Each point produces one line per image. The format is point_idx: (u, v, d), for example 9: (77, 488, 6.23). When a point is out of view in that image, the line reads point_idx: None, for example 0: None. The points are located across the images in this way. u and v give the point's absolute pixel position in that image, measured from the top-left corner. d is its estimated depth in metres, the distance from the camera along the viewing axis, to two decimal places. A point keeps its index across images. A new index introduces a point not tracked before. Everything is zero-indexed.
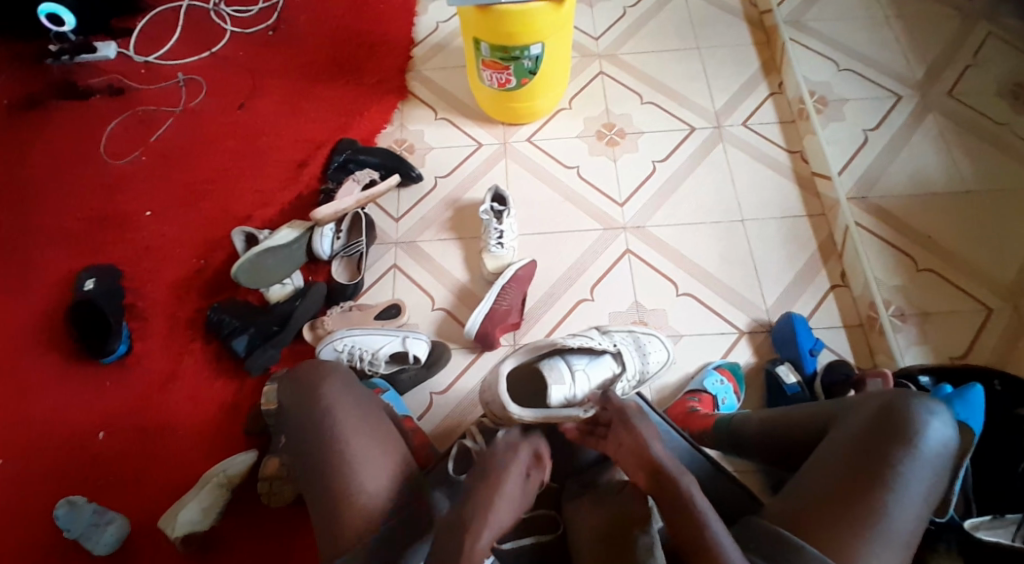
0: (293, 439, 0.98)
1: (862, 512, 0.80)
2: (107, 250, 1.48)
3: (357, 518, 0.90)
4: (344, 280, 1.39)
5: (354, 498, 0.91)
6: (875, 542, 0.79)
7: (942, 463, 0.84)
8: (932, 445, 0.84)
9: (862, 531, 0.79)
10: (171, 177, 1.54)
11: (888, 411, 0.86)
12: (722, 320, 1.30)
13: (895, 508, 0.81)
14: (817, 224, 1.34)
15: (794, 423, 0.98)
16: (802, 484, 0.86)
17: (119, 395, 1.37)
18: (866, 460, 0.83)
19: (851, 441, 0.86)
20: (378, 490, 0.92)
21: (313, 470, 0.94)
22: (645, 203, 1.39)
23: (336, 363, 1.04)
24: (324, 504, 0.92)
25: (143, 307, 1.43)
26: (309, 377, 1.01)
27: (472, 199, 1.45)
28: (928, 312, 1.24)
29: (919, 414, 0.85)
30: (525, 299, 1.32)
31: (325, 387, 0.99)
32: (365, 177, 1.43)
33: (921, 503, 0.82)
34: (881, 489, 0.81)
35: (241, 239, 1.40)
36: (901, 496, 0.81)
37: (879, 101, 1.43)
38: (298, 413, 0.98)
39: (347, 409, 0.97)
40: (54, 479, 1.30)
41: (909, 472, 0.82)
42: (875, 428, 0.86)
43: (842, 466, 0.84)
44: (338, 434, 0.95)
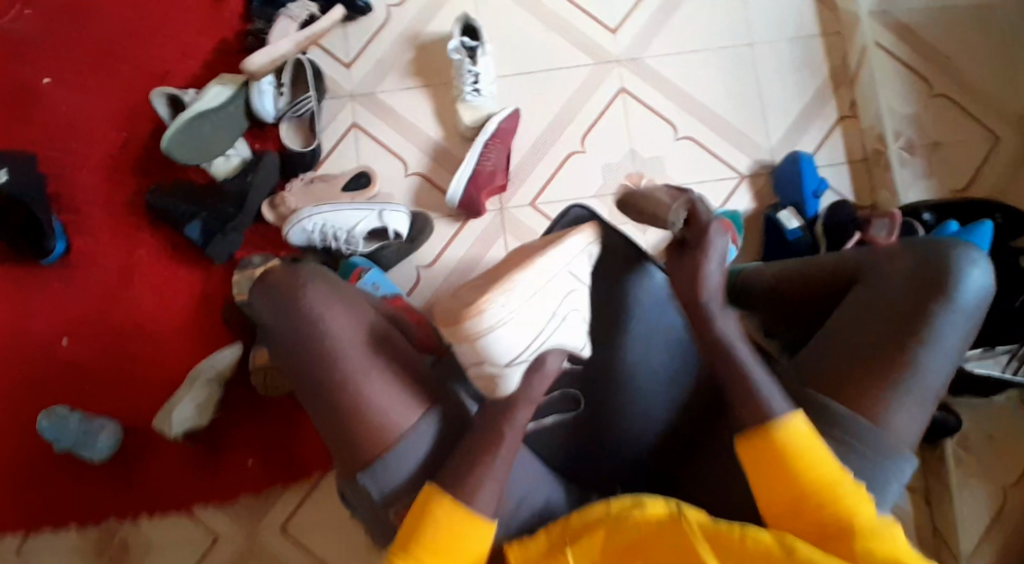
0: (283, 359, 0.88)
1: (891, 366, 0.80)
2: (1, 128, 1.23)
3: (371, 437, 0.83)
4: (299, 148, 1.20)
5: (365, 417, 0.83)
6: (905, 390, 0.80)
7: (978, 311, 0.83)
8: (968, 295, 0.82)
9: (891, 383, 0.80)
10: (54, 25, 1.24)
11: (925, 264, 0.85)
12: (723, 165, 1.20)
13: (925, 359, 0.80)
14: (831, 44, 1.20)
15: (814, 276, 0.97)
16: (831, 342, 0.85)
17: (70, 297, 1.23)
18: (899, 314, 0.82)
19: (884, 296, 0.85)
20: (387, 405, 0.84)
21: (314, 389, 0.86)
22: (642, 28, 1.20)
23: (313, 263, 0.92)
24: (338, 428, 0.85)
25: (65, 195, 1.23)
26: (286, 284, 0.89)
27: (437, 32, 1.22)
28: (938, 143, 1.17)
29: (958, 264, 0.83)
30: (510, 157, 1.18)
31: (306, 295, 0.87)
32: (301, 13, 1.18)
33: (953, 352, 0.81)
34: (913, 342, 0.81)
35: (163, 103, 1.18)
36: (932, 347, 0.81)
37: None
38: (279, 324, 0.87)
39: (338, 316, 0.87)
40: (26, 394, 1.21)
41: (942, 324, 0.81)
42: (911, 282, 0.84)
43: (872, 320, 0.83)
44: (333, 348, 0.85)
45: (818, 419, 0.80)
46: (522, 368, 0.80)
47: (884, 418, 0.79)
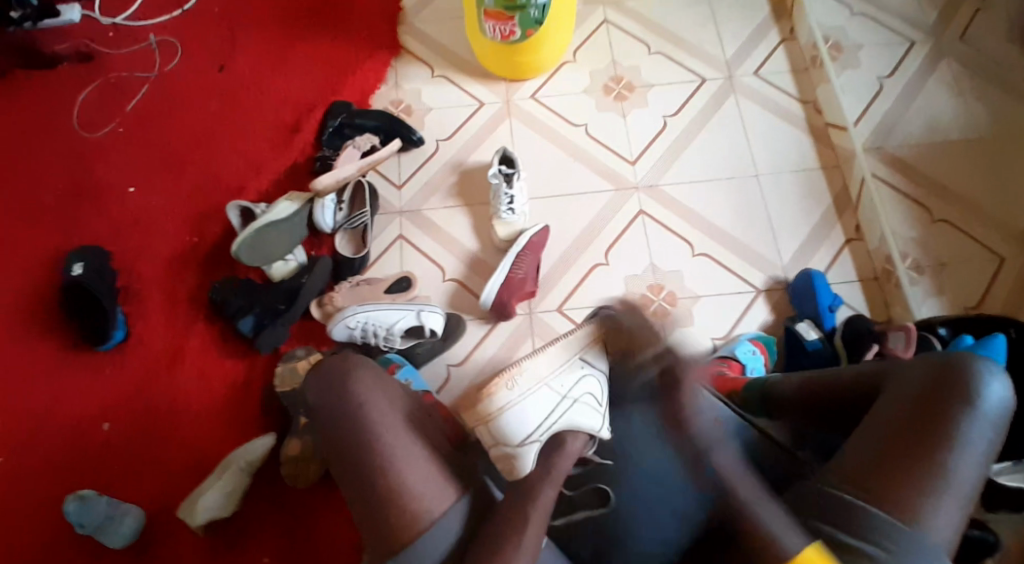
0: (327, 443, 0.91)
1: (922, 471, 0.79)
2: (92, 229, 1.40)
3: (402, 520, 0.84)
4: (349, 254, 1.34)
5: (399, 496, 0.85)
6: (940, 497, 0.78)
7: (1001, 420, 0.83)
8: (992, 402, 0.82)
9: (924, 488, 0.79)
10: (152, 147, 1.45)
11: (947, 371, 0.84)
12: (739, 279, 1.28)
13: (956, 465, 0.79)
14: (830, 176, 1.34)
15: (835, 383, 0.96)
16: (861, 445, 0.84)
17: (121, 382, 1.31)
18: (924, 419, 0.82)
19: (907, 402, 0.84)
20: (422, 488, 0.85)
21: (352, 468, 0.88)
22: (658, 160, 1.36)
23: (360, 355, 0.96)
24: (370, 507, 0.86)
25: (136, 288, 1.36)
26: (335, 368, 0.94)
27: (478, 161, 1.40)
28: (943, 263, 1.24)
29: (978, 371, 0.83)
30: (539, 267, 1.29)
31: (354, 378, 0.92)
32: (365, 143, 1.37)
33: (981, 459, 0.80)
34: (942, 447, 0.80)
35: (236, 214, 1.33)
36: (961, 453, 0.80)
37: (893, 46, 1.41)
38: (329, 409, 0.91)
39: (382, 401, 0.91)
40: (59, 472, 1.25)
41: (969, 430, 0.81)
42: (933, 386, 0.84)
43: (900, 425, 0.83)
44: (375, 429, 0.88)
45: (855, 523, 0.79)
46: (536, 447, 0.92)
47: (919, 524, 0.78)
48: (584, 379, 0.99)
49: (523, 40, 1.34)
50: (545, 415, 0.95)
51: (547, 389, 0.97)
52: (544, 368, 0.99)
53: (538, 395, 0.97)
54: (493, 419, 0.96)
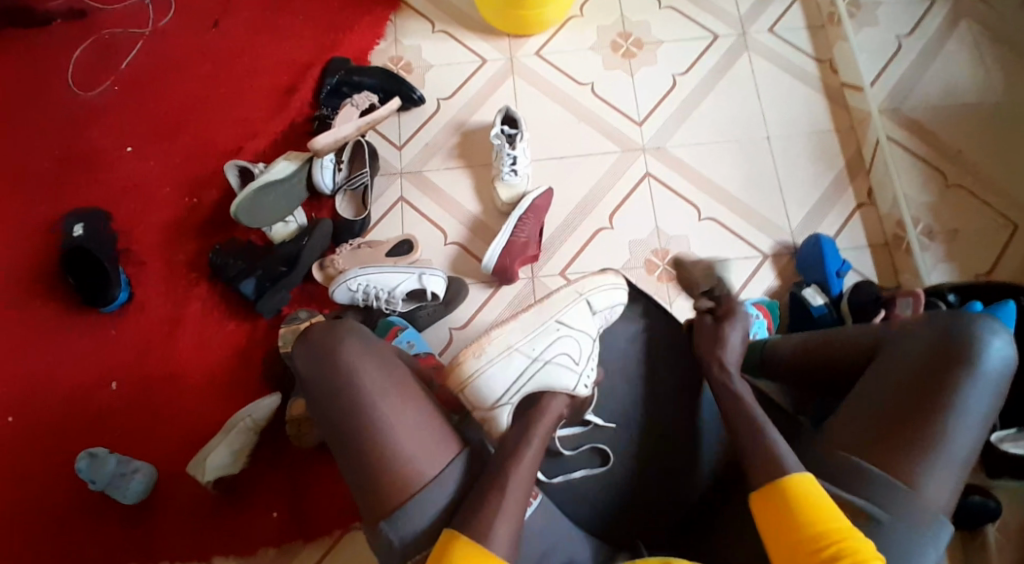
0: (318, 411, 0.91)
1: (921, 433, 0.79)
2: (92, 191, 1.39)
3: (394, 487, 0.85)
4: (350, 217, 1.32)
5: (390, 464, 0.85)
6: (938, 458, 0.78)
7: (1003, 382, 0.81)
8: (993, 364, 0.81)
9: (923, 449, 0.78)
10: (150, 107, 1.43)
11: (948, 334, 0.83)
12: (744, 244, 1.26)
13: (956, 427, 0.79)
14: (844, 139, 1.30)
15: (837, 346, 0.95)
16: (860, 408, 0.84)
17: (125, 344, 1.31)
18: (924, 381, 0.81)
19: (908, 364, 0.83)
20: (414, 455, 0.86)
21: (343, 438, 0.88)
22: (665, 121, 1.32)
23: (351, 321, 0.94)
24: (363, 475, 0.87)
25: (137, 251, 1.36)
26: (320, 337, 0.92)
27: (481, 122, 1.37)
28: (956, 229, 1.21)
29: (981, 333, 0.82)
30: (541, 230, 1.27)
31: (339, 348, 0.90)
32: (364, 102, 1.33)
33: (981, 422, 0.80)
34: (942, 410, 0.79)
35: (234, 173, 1.31)
36: (961, 415, 0.79)
37: (913, 3, 1.35)
38: (316, 379, 0.90)
39: (370, 368, 0.90)
40: (67, 434, 1.26)
41: (971, 393, 0.80)
42: (935, 349, 0.83)
43: (900, 388, 0.82)
44: (364, 399, 0.88)
45: (852, 483, 0.79)
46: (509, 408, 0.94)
47: (919, 485, 0.77)
48: (561, 343, 0.97)
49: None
50: (516, 378, 0.95)
51: (521, 353, 0.96)
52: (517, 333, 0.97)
53: (510, 360, 0.95)
54: (469, 384, 0.94)
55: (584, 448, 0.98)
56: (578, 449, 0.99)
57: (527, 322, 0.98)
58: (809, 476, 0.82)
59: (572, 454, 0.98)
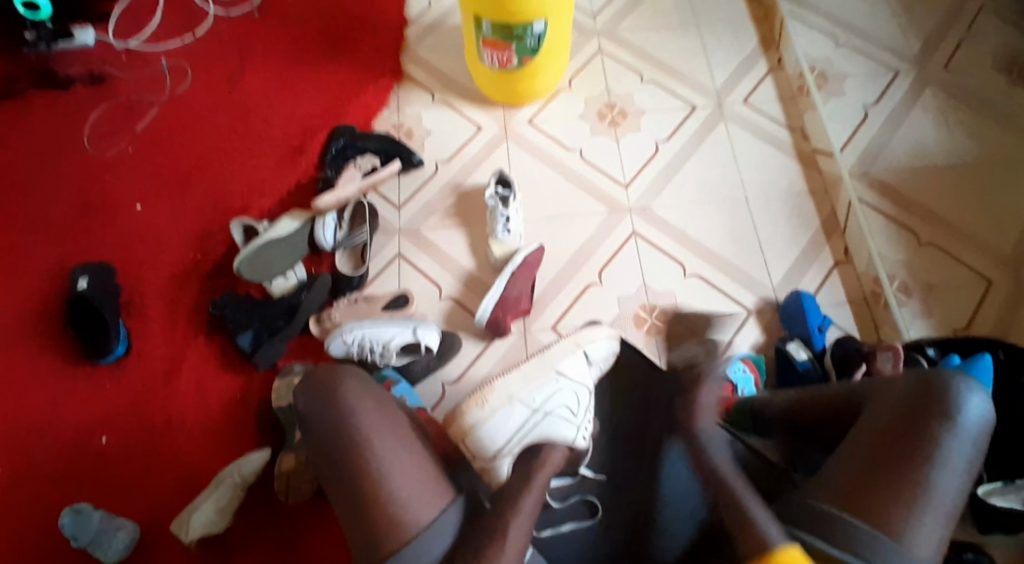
0: (317, 453, 0.91)
1: (906, 486, 0.81)
2: (98, 247, 1.43)
3: (389, 528, 0.84)
4: (348, 271, 1.36)
5: (383, 505, 0.85)
6: (922, 512, 0.80)
7: (981, 438, 0.84)
8: (971, 419, 0.84)
9: (907, 503, 0.80)
10: (160, 168, 1.49)
11: (927, 390, 0.86)
12: (729, 299, 1.30)
13: (938, 480, 0.81)
14: (819, 200, 1.37)
15: (822, 404, 0.97)
16: (846, 461, 0.85)
17: (120, 396, 1.32)
18: (907, 435, 0.83)
19: (890, 420, 0.86)
20: (409, 496, 0.86)
21: (339, 479, 0.88)
22: (651, 182, 1.40)
23: (352, 365, 0.97)
24: (356, 517, 0.86)
25: (139, 304, 1.39)
26: (326, 381, 0.94)
27: (476, 183, 1.44)
28: (931, 285, 1.27)
29: (958, 390, 0.85)
30: (533, 285, 1.32)
31: (343, 391, 0.92)
32: (366, 164, 1.41)
33: (962, 475, 0.82)
34: (925, 462, 0.81)
35: (239, 231, 1.37)
36: (944, 468, 0.81)
37: (878, 75, 1.46)
38: (319, 420, 0.92)
39: (372, 411, 0.92)
40: (56, 485, 1.25)
41: (951, 446, 0.82)
42: (916, 404, 0.86)
43: (884, 443, 0.84)
44: (364, 440, 0.89)
45: (840, 535, 0.80)
46: (508, 459, 1.00)
47: (904, 538, 0.78)
48: (557, 394, 1.05)
49: (518, 68, 1.39)
50: (516, 429, 1.01)
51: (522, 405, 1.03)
52: (515, 385, 1.05)
53: (511, 410, 1.02)
54: (470, 434, 1.01)
55: (575, 501, 1.09)
56: (567, 500, 1.09)
57: (528, 375, 1.06)
58: (798, 529, 0.83)
59: (561, 506, 1.09)
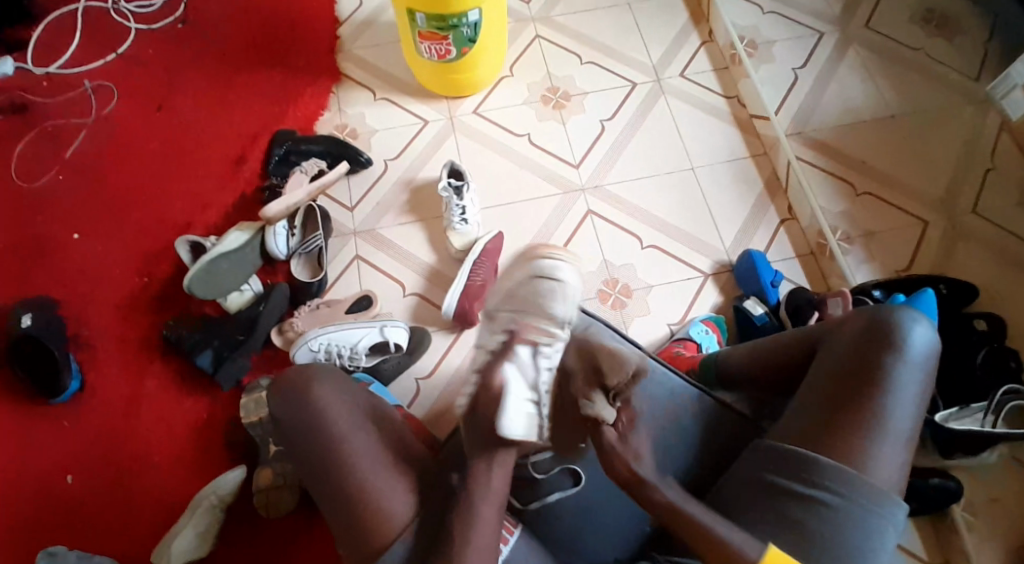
0: (299, 463, 0.89)
1: (863, 420, 0.84)
2: (39, 281, 1.36)
3: (382, 529, 0.84)
4: (306, 279, 1.34)
5: (376, 505, 0.85)
6: (881, 443, 0.83)
7: (929, 364, 0.87)
8: (917, 348, 0.87)
9: (865, 436, 0.83)
10: (95, 192, 1.43)
11: (874, 327, 0.89)
12: (687, 266, 1.34)
13: (892, 410, 0.84)
14: (760, 163, 1.42)
15: (778, 351, 1.00)
16: (803, 403, 0.89)
17: (80, 432, 1.27)
18: (857, 369, 0.87)
19: (841, 358, 0.89)
20: (395, 496, 0.86)
21: (326, 485, 0.87)
22: (599, 161, 1.42)
23: (319, 364, 0.94)
24: (348, 519, 0.85)
25: (89, 335, 1.33)
26: (294, 389, 0.90)
27: (428, 177, 1.43)
28: (871, 232, 1.33)
29: (902, 321, 0.88)
30: (497, 272, 1.32)
31: (316, 393, 0.89)
32: (313, 168, 1.37)
33: (917, 402, 0.85)
34: (877, 394, 0.85)
35: (186, 249, 1.31)
36: (895, 398, 0.84)
37: (803, 38, 1.52)
38: (294, 427, 0.89)
39: (345, 413, 0.89)
40: (22, 533, 1.19)
41: (901, 377, 0.85)
42: (862, 339, 0.89)
43: (838, 382, 0.87)
44: (342, 443, 0.87)
45: (807, 474, 0.83)
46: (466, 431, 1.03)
47: (866, 469, 0.82)
48: None
49: (456, 59, 1.39)
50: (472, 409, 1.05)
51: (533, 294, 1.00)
52: None
53: None
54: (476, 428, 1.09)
55: (556, 470, 1.00)
56: (551, 472, 1.00)
57: None
58: (766, 474, 0.86)
59: (545, 478, 0.99)
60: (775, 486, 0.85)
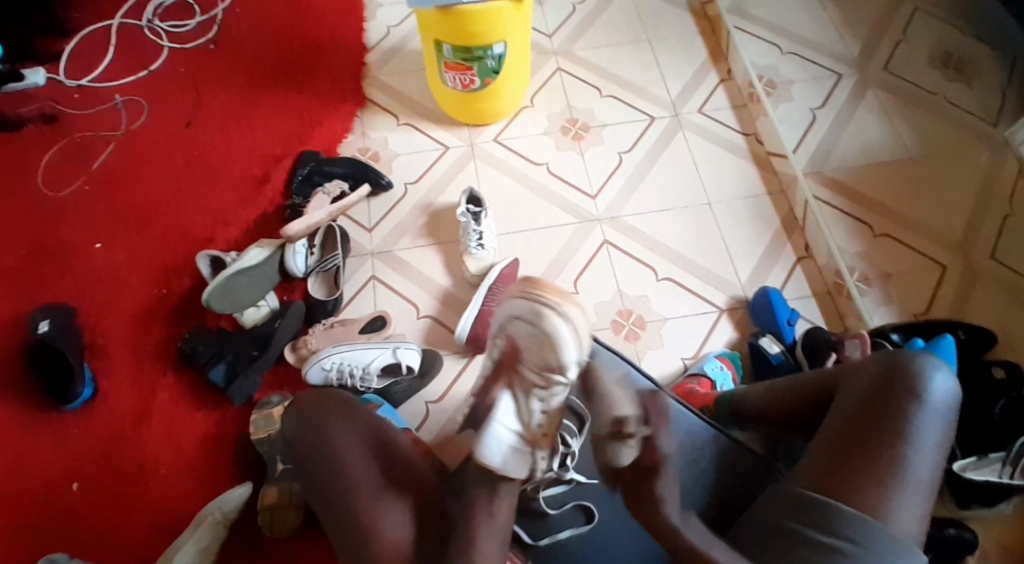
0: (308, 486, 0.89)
1: (884, 468, 0.83)
2: (58, 289, 1.38)
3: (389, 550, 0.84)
4: (323, 297, 1.35)
5: (381, 527, 0.84)
6: (902, 491, 0.82)
7: (948, 412, 0.87)
8: (938, 397, 0.86)
9: (886, 484, 0.82)
10: (119, 204, 1.46)
11: (892, 373, 0.88)
12: (702, 301, 1.34)
13: (914, 457, 0.83)
14: (777, 200, 1.43)
15: (794, 393, 0.99)
16: (821, 448, 0.88)
17: (89, 440, 1.27)
18: (878, 416, 0.86)
19: (859, 404, 0.88)
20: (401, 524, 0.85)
21: (332, 504, 0.86)
22: (617, 192, 1.44)
23: (336, 391, 0.93)
24: (354, 543, 0.85)
25: (104, 344, 1.34)
26: (314, 414, 0.90)
27: (446, 202, 1.45)
28: (889, 274, 1.33)
29: (923, 368, 0.87)
30: (511, 298, 1.33)
31: (332, 423, 0.89)
32: (335, 189, 1.40)
33: (936, 450, 0.85)
34: (898, 441, 0.84)
35: (205, 263, 1.33)
36: (916, 447, 0.84)
37: (822, 80, 1.54)
38: (307, 451, 0.88)
39: (362, 446, 0.88)
40: (26, 541, 1.19)
41: (921, 425, 0.85)
42: (881, 385, 0.88)
43: (857, 427, 0.86)
44: (355, 473, 0.86)
45: (826, 521, 0.82)
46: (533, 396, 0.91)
47: (887, 517, 0.81)
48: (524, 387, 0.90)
49: (479, 88, 1.41)
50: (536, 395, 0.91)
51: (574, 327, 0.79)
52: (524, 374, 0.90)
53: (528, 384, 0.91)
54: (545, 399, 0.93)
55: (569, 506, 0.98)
56: (563, 507, 0.99)
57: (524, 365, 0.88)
58: (784, 521, 0.85)
59: (558, 513, 0.98)
60: (793, 533, 0.83)
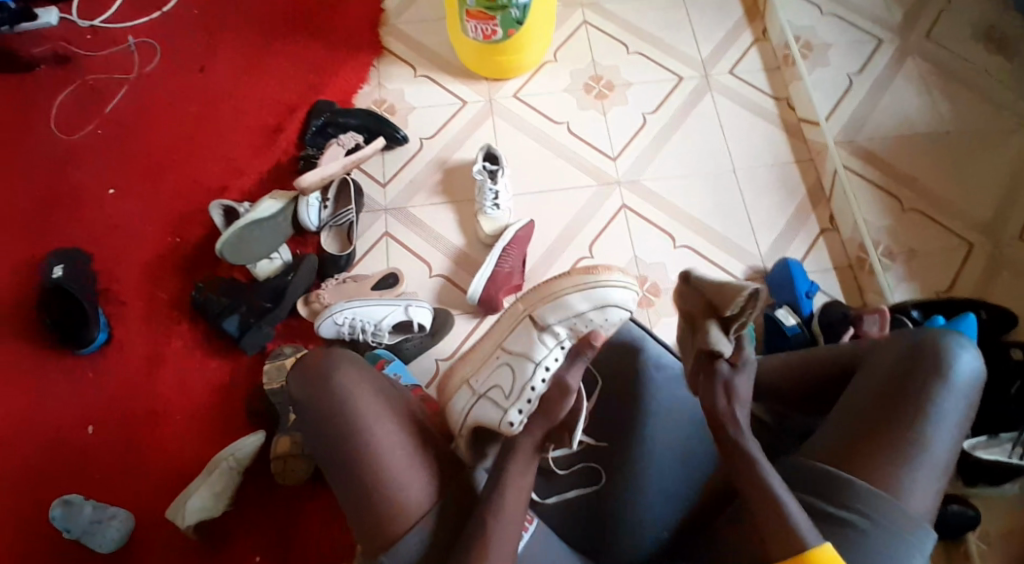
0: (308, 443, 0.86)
1: (901, 445, 0.80)
2: (72, 234, 1.38)
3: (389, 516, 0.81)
4: (335, 252, 1.33)
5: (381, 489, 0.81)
6: (917, 470, 0.80)
7: (973, 394, 0.84)
8: (964, 377, 0.83)
9: (901, 463, 0.80)
10: (132, 150, 1.44)
11: (918, 351, 0.85)
12: (720, 270, 1.31)
13: (933, 438, 0.81)
14: (804, 169, 1.39)
15: (815, 366, 0.97)
16: (838, 422, 0.85)
17: (103, 385, 1.29)
18: (899, 392, 0.83)
19: (880, 382, 0.86)
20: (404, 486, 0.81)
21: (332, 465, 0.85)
22: (639, 155, 1.40)
23: (341, 348, 0.88)
24: (355, 503, 0.82)
25: (117, 291, 1.35)
26: (317, 371, 0.85)
27: (463, 159, 1.42)
28: (914, 250, 1.29)
29: (951, 346, 0.84)
30: (525, 261, 1.31)
31: (337, 380, 0.84)
32: (349, 141, 1.37)
33: (956, 431, 0.82)
34: (917, 419, 0.81)
35: (219, 214, 1.31)
36: (937, 426, 0.81)
37: (860, 44, 1.47)
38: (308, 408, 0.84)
39: (369, 409, 0.83)
40: (42, 480, 1.22)
41: (943, 405, 0.82)
42: (905, 364, 0.85)
43: (877, 404, 0.84)
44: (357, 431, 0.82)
45: (839, 495, 0.80)
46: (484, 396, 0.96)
47: (900, 495, 0.79)
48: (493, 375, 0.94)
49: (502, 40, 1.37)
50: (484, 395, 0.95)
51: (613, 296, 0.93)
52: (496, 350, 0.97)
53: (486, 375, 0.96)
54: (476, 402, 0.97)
55: (578, 467, 0.95)
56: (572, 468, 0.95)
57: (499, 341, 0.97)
58: (795, 492, 0.83)
59: (565, 474, 0.95)
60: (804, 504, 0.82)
